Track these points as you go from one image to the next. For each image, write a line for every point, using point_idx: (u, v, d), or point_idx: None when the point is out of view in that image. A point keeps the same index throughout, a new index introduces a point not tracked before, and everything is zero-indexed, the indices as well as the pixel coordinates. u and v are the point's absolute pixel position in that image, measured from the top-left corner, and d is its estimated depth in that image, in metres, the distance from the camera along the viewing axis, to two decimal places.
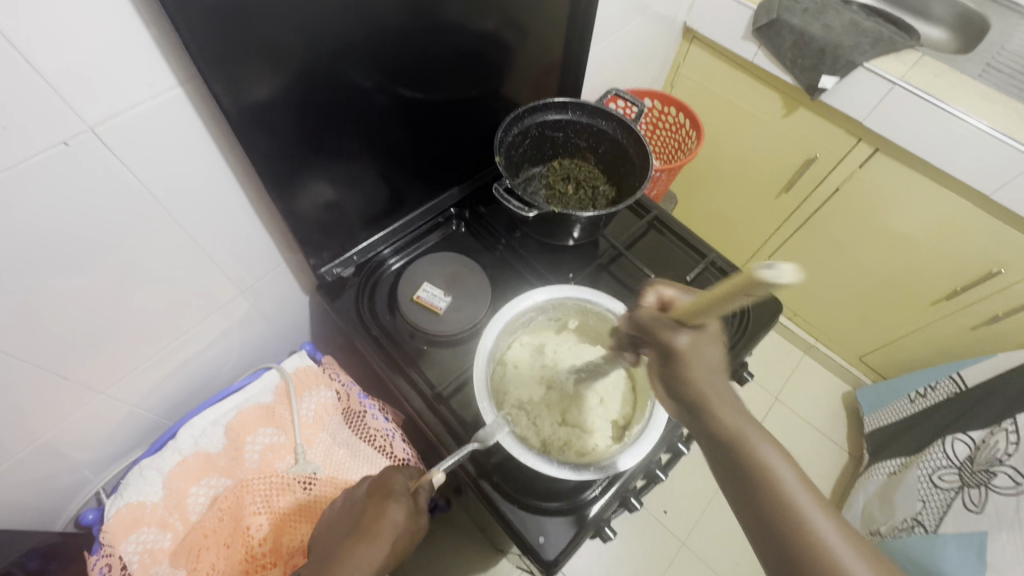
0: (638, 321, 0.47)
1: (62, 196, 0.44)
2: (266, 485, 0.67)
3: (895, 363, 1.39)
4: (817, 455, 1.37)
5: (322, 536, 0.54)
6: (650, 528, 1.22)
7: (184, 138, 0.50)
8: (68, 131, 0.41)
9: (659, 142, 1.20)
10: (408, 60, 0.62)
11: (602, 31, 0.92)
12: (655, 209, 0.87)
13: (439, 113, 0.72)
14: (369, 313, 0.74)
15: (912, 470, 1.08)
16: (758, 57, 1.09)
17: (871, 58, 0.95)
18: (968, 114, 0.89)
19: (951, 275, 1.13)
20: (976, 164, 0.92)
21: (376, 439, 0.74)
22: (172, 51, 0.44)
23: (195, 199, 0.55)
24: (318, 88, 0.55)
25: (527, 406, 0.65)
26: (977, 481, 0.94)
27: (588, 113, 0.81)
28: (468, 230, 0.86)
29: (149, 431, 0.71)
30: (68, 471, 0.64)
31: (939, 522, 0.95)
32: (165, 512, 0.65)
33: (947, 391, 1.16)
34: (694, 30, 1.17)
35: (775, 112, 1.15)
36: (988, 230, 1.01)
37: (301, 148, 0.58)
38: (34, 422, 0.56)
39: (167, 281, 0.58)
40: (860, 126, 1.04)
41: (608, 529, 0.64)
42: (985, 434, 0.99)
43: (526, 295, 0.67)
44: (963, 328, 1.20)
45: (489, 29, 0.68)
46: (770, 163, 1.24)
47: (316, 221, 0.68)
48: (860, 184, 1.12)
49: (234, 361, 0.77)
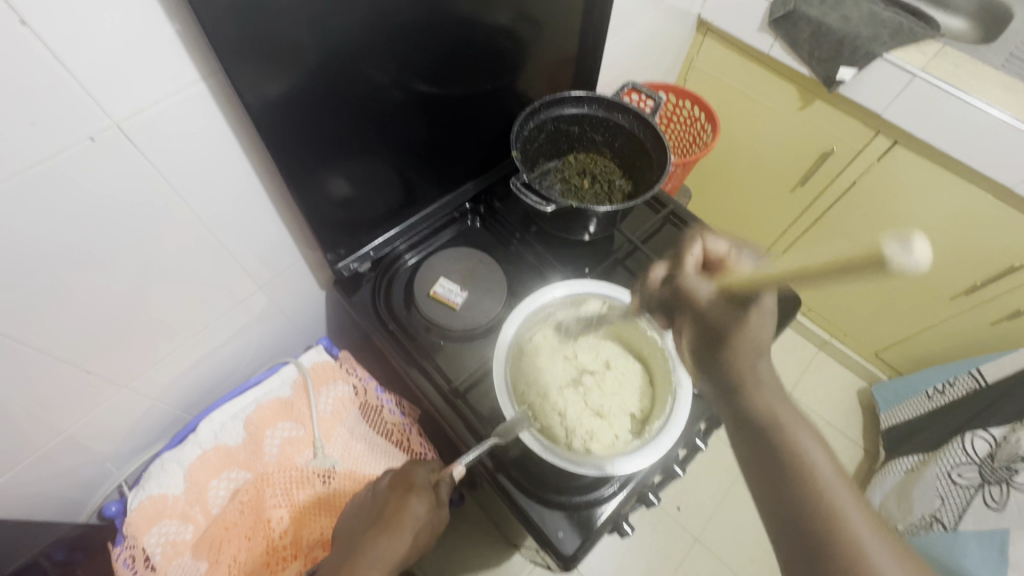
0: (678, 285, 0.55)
1: (87, 191, 0.44)
2: (286, 478, 0.68)
3: (911, 358, 1.37)
4: (832, 451, 1.36)
5: (345, 525, 0.54)
6: (663, 524, 1.22)
7: (208, 135, 0.50)
8: (93, 127, 0.41)
9: (673, 136, 1.19)
10: (424, 55, 0.62)
11: (617, 25, 0.91)
12: (672, 204, 0.86)
13: (455, 107, 0.72)
14: (385, 308, 0.75)
15: (930, 467, 1.06)
16: (774, 50, 1.07)
17: (890, 49, 0.93)
18: (990, 105, 0.87)
19: (972, 269, 1.11)
20: (997, 157, 0.91)
21: (393, 433, 0.75)
22: (197, 49, 0.44)
23: (215, 196, 0.55)
24: (336, 81, 0.55)
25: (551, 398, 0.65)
26: (998, 478, 0.93)
27: (604, 107, 0.80)
28: (483, 225, 0.86)
29: (170, 424, 0.72)
30: (91, 464, 0.65)
31: (959, 519, 0.94)
32: (186, 505, 0.65)
33: (966, 386, 1.14)
34: (708, 23, 1.16)
35: (791, 105, 1.14)
36: (1009, 224, 0.99)
37: (319, 143, 0.58)
38: (60, 416, 0.57)
39: (188, 278, 0.59)
40: (878, 118, 1.03)
41: (624, 524, 0.65)
42: (1006, 431, 0.97)
43: (546, 291, 0.68)
44: (982, 324, 1.18)
45: (504, 23, 0.68)
46: (785, 156, 1.23)
47: (333, 216, 0.68)
48: (878, 177, 1.11)
49: (252, 355, 0.78)
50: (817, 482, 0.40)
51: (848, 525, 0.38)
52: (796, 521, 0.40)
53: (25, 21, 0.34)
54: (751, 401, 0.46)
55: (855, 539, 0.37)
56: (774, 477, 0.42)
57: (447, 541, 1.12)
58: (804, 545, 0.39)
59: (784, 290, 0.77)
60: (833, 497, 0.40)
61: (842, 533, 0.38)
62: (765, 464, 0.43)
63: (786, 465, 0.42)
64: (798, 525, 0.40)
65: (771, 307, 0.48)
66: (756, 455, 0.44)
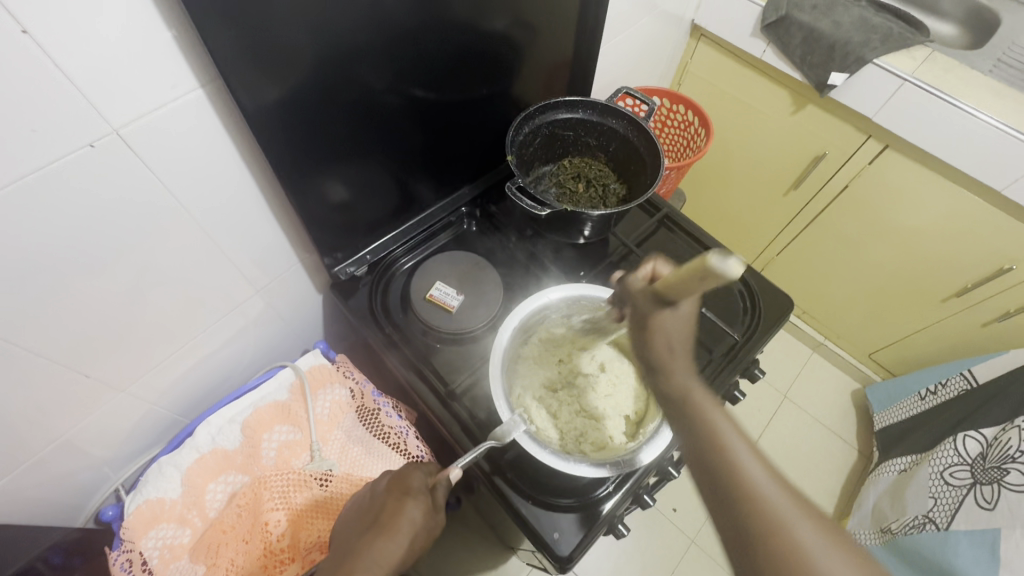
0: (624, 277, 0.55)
1: (87, 197, 0.45)
2: (283, 481, 0.67)
3: (905, 360, 1.38)
4: (827, 452, 1.37)
5: (340, 527, 0.54)
6: (660, 526, 1.22)
7: (206, 141, 0.50)
8: (93, 134, 0.42)
9: (668, 140, 1.20)
10: (420, 60, 0.62)
11: (611, 30, 0.92)
12: (666, 207, 0.87)
13: (451, 111, 0.73)
14: (382, 311, 0.75)
15: (923, 467, 1.07)
16: (766, 54, 1.09)
17: (880, 54, 0.94)
18: (978, 109, 0.89)
19: (963, 271, 1.12)
20: (986, 160, 0.92)
21: (390, 436, 0.74)
22: (195, 56, 0.45)
23: (214, 201, 0.55)
24: (334, 86, 0.55)
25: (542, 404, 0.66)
26: (989, 478, 0.94)
27: (598, 111, 0.81)
28: (479, 229, 0.86)
29: (167, 428, 0.72)
30: (88, 468, 0.65)
31: (951, 519, 0.95)
32: (184, 508, 0.65)
33: (958, 387, 1.16)
34: (702, 28, 1.17)
35: (783, 109, 1.15)
36: (998, 226, 1.01)
37: (315, 148, 0.59)
38: (57, 420, 0.57)
39: (186, 282, 0.59)
40: (870, 122, 1.04)
41: (620, 525, 0.65)
42: (997, 431, 0.98)
43: (541, 295, 0.68)
44: (973, 326, 1.19)
45: (500, 29, 0.68)
46: (778, 160, 1.24)
47: (330, 220, 0.69)
48: (869, 180, 1.12)
49: (250, 358, 0.78)
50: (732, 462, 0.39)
51: (769, 508, 0.36)
52: (730, 522, 0.37)
53: (27, 31, 0.35)
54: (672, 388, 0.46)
55: (800, 548, 0.33)
56: (712, 489, 0.39)
57: (448, 548, 1.12)
58: (732, 533, 0.37)
59: (776, 292, 0.78)
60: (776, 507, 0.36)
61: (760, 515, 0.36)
62: (700, 464, 0.40)
63: (704, 453, 0.41)
64: (733, 526, 0.37)
65: (687, 315, 0.49)
66: (698, 465, 0.41)
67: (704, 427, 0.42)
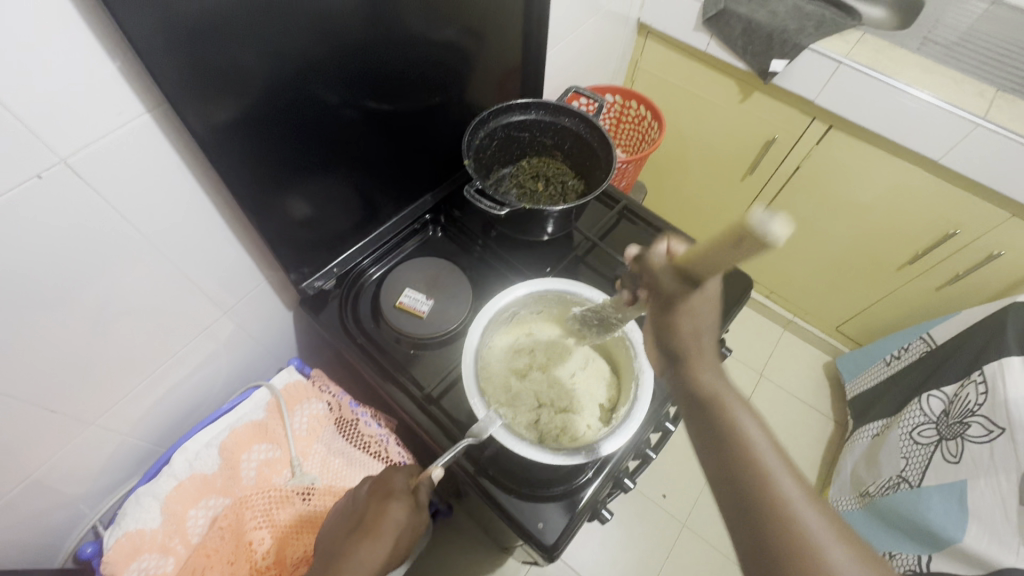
0: (649, 265, 0.50)
1: (39, 232, 0.45)
2: (265, 500, 0.69)
3: (867, 330, 1.45)
4: (804, 424, 1.41)
5: (327, 534, 0.57)
6: (648, 512, 1.25)
7: (155, 164, 0.51)
8: (41, 164, 0.42)
9: (624, 135, 1.24)
10: (370, 72, 0.63)
11: (560, 33, 0.95)
12: (624, 199, 0.90)
13: (405, 119, 0.74)
14: (353, 323, 0.75)
15: (894, 429, 1.12)
16: (710, 47, 1.12)
17: (815, 40, 0.99)
18: (910, 86, 0.94)
19: (914, 241, 1.17)
20: (924, 134, 0.97)
21: (371, 446, 0.77)
22: (139, 82, 0.45)
23: (170, 224, 0.55)
24: (285, 102, 0.56)
25: (521, 412, 0.65)
26: (953, 433, 0.98)
27: (550, 111, 0.83)
28: (445, 234, 0.88)
29: (142, 458, 0.71)
30: (62, 507, 0.64)
31: (923, 476, 0.99)
32: (165, 537, 0.65)
33: (919, 350, 1.21)
34: (648, 25, 1.21)
35: (732, 98, 1.20)
36: (938, 195, 1.06)
37: (274, 168, 0.60)
38: (25, 458, 0.56)
39: (149, 308, 0.59)
40: (811, 105, 1.09)
41: (603, 510, 0.68)
42: (957, 388, 1.03)
43: (507, 291, 0.69)
44: (928, 291, 1.25)
45: (448, 38, 0.70)
46: (731, 146, 1.29)
47: (293, 237, 0.69)
48: (819, 159, 1.17)
49: (223, 381, 0.78)
50: (750, 450, 0.42)
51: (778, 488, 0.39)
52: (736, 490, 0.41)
53: None
54: (698, 385, 0.47)
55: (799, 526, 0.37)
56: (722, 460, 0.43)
57: (458, 548, 1.13)
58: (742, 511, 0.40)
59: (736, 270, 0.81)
60: (787, 496, 0.39)
61: (771, 496, 0.39)
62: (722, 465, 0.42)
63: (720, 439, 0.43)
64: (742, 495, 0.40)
65: (714, 294, 0.48)
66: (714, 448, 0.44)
67: (713, 400, 0.46)
